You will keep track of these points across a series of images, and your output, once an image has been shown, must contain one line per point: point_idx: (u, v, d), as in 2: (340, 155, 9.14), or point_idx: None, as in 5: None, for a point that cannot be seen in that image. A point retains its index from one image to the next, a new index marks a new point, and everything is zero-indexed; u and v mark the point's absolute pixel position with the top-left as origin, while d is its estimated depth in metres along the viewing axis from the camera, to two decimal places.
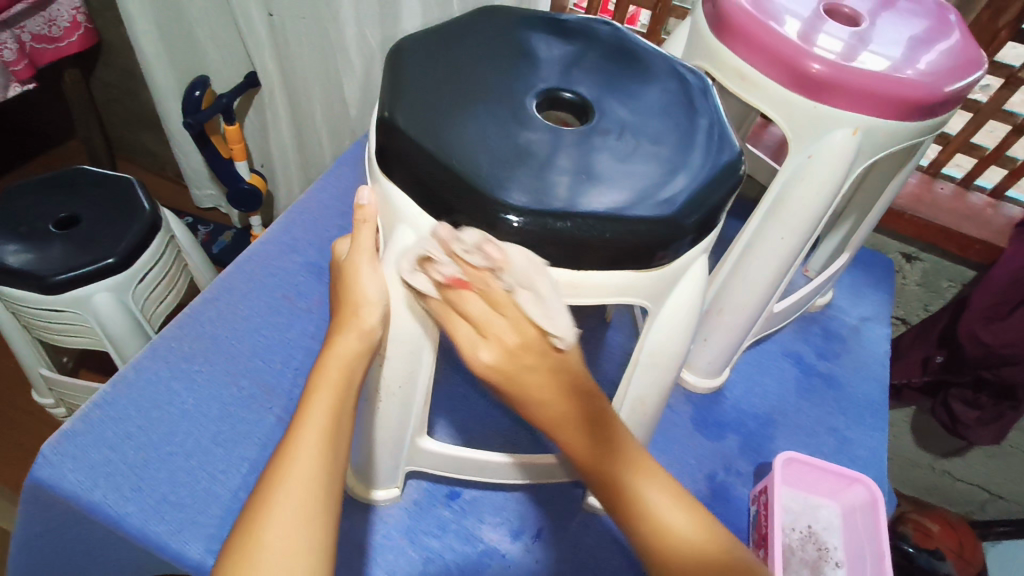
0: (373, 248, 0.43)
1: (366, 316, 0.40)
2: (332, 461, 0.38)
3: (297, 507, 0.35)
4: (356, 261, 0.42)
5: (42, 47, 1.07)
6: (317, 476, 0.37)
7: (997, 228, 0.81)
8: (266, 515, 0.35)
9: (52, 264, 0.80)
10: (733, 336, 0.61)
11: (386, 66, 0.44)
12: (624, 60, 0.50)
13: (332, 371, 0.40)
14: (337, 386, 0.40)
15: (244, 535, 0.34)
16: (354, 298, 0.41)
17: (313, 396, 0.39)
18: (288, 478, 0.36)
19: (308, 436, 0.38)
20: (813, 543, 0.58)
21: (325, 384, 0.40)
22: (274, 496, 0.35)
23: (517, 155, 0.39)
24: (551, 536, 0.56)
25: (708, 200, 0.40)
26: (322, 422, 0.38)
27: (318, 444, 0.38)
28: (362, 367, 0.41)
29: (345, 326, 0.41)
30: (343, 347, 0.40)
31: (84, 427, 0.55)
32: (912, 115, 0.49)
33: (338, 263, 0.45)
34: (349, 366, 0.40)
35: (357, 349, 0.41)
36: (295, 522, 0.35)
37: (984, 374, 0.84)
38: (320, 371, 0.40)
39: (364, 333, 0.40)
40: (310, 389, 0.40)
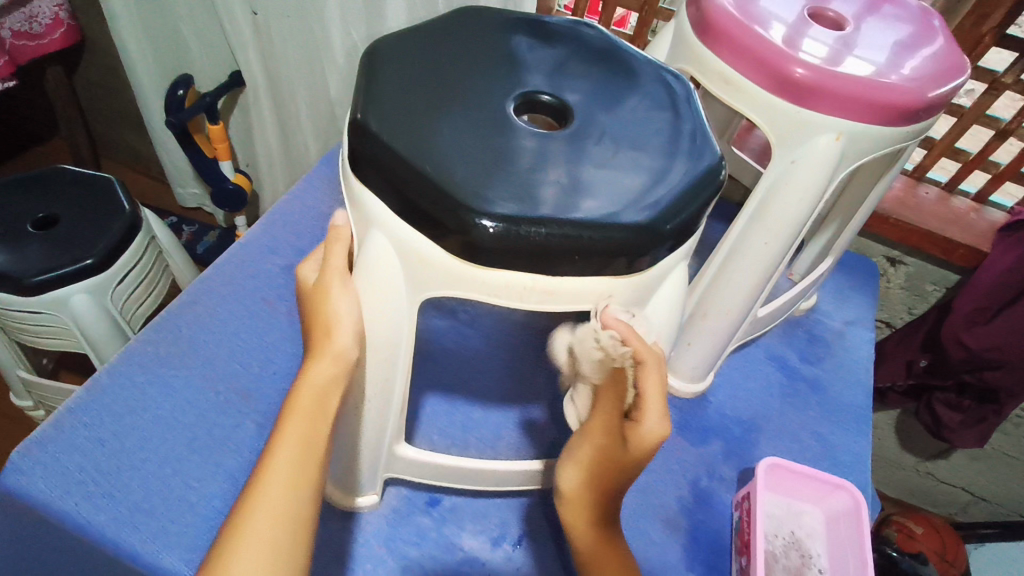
0: (344, 266, 0.42)
1: (337, 337, 0.39)
2: (301, 490, 0.37)
3: (265, 544, 0.34)
4: (327, 281, 0.41)
5: (23, 44, 1.05)
6: (286, 511, 0.36)
7: (981, 232, 0.81)
8: (235, 552, 0.34)
9: (28, 265, 0.78)
10: (717, 340, 0.61)
11: (363, 68, 0.43)
12: (607, 63, 0.49)
13: (304, 400, 0.39)
14: (310, 414, 0.39)
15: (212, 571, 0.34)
16: (326, 320, 0.40)
17: (284, 427, 0.38)
18: (256, 512, 0.35)
19: (279, 464, 0.37)
20: (797, 549, 0.57)
21: (296, 416, 0.39)
22: (242, 532, 0.35)
23: (495, 159, 0.38)
24: (532, 543, 0.55)
25: (689, 206, 0.40)
26: (293, 454, 0.38)
27: (286, 476, 0.37)
28: (337, 390, 0.40)
29: (319, 349, 0.39)
30: (314, 371, 0.39)
31: (54, 433, 0.53)
32: (895, 120, 0.49)
33: (308, 287, 0.44)
34: (319, 392, 0.39)
35: (332, 373, 0.39)
36: (263, 555, 0.34)
37: (967, 378, 0.85)
38: (290, 403, 0.39)
39: (339, 355, 0.39)
40: (281, 418, 0.39)
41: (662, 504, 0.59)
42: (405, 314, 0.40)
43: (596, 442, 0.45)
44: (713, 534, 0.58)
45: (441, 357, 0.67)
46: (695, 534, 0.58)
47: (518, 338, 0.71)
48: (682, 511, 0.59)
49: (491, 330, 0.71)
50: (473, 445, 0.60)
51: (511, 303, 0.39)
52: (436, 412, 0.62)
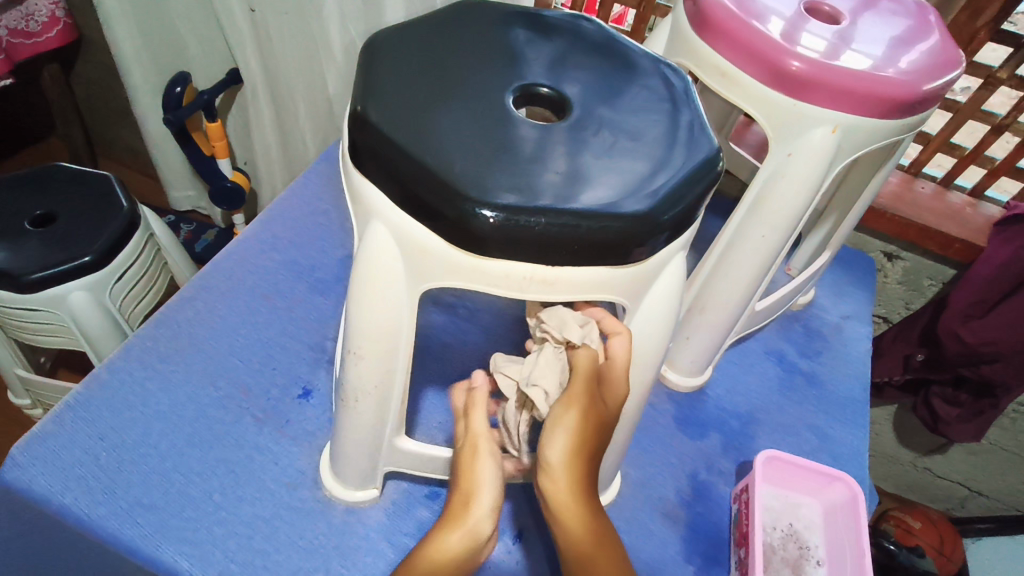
0: (488, 433, 0.45)
1: (474, 511, 0.41)
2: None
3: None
4: (477, 445, 0.44)
5: (20, 42, 1.05)
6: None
7: (977, 227, 0.82)
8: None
9: (27, 262, 0.78)
10: (715, 333, 0.61)
11: (362, 60, 0.43)
12: (605, 56, 0.50)
13: (427, 570, 0.39)
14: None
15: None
16: (466, 493, 0.42)
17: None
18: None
19: None
20: (795, 541, 0.58)
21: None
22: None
23: (494, 150, 0.39)
24: (533, 536, 0.55)
25: (687, 197, 0.40)
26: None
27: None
28: (460, 570, 0.40)
29: (455, 517, 0.41)
30: (448, 540, 0.40)
31: (54, 429, 0.53)
32: (891, 113, 0.49)
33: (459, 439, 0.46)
34: (443, 567, 0.39)
35: (461, 548, 0.40)
36: None
37: (964, 372, 0.85)
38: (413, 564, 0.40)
39: (470, 533, 0.40)
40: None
41: (661, 498, 0.59)
42: (404, 304, 0.40)
43: (581, 407, 0.41)
44: (711, 526, 0.58)
45: (440, 352, 0.67)
46: (693, 527, 0.58)
47: (517, 333, 0.71)
48: (680, 504, 0.59)
49: (491, 326, 0.71)
50: None
51: (509, 293, 0.39)
52: (436, 406, 0.63)
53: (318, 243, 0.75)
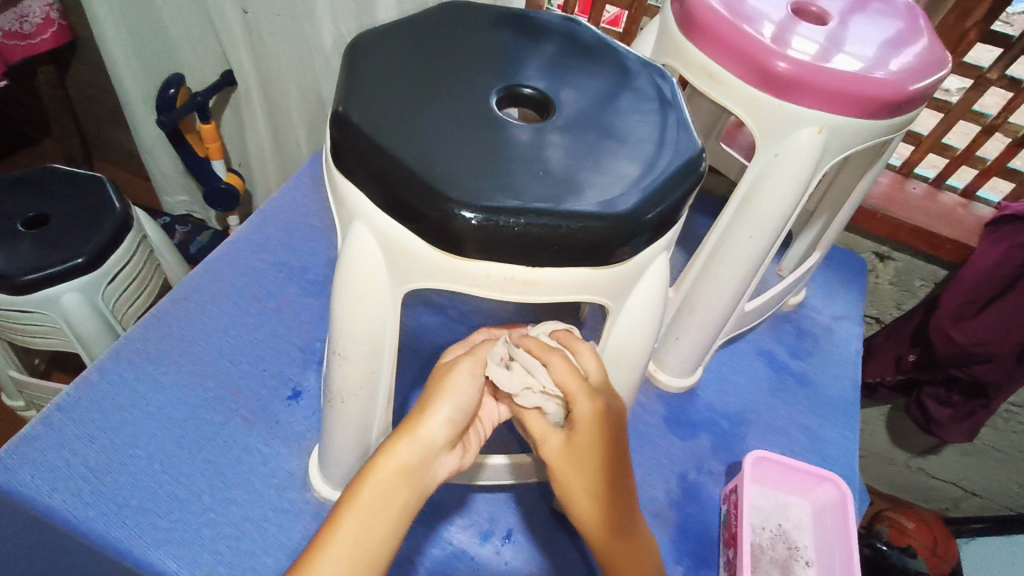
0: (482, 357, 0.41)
1: (428, 425, 0.38)
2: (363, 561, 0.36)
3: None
4: (456, 363, 0.40)
5: (13, 44, 1.05)
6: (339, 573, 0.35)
7: (968, 227, 0.82)
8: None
9: (19, 264, 0.78)
10: (704, 334, 0.61)
11: (346, 62, 0.43)
12: (592, 57, 0.50)
13: (382, 472, 0.37)
14: (388, 485, 0.37)
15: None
16: (426, 405, 0.39)
17: (360, 488, 0.37)
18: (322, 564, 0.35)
19: (348, 522, 0.36)
20: (784, 541, 0.58)
21: (369, 483, 0.37)
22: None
23: (477, 150, 0.39)
24: (521, 537, 0.55)
25: (670, 197, 0.40)
26: (360, 519, 0.36)
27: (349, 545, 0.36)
28: (415, 476, 0.37)
29: (406, 429, 0.38)
30: (400, 449, 0.37)
31: (43, 431, 0.53)
32: (876, 114, 0.49)
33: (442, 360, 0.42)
34: (399, 471, 0.37)
35: (412, 459, 0.37)
36: None
37: (956, 372, 0.85)
38: (368, 469, 0.37)
39: (427, 441, 0.38)
40: (359, 477, 0.37)
41: (651, 499, 0.59)
42: (389, 305, 0.40)
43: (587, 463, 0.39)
44: (700, 527, 0.58)
45: (431, 353, 0.67)
46: (683, 527, 0.58)
47: None
48: (670, 505, 0.59)
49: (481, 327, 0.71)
50: None
51: (493, 294, 0.39)
52: None
53: (308, 244, 0.75)
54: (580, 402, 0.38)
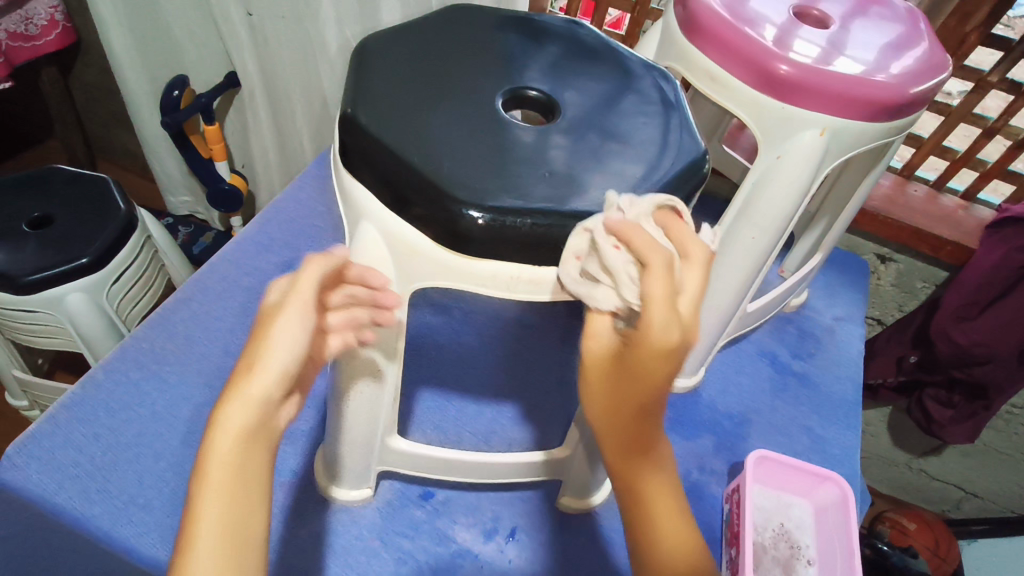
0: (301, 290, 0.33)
1: (258, 381, 0.30)
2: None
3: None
4: (272, 308, 0.32)
5: (18, 45, 1.06)
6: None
7: (969, 229, 0.82)
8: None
9: (24, 264, 0.79)
10: (706, 334, 0.62)
11: (353, 63, 0.44)
12: (596, 60, 0.50)
13: (215, 469, 0.29)
14: (226, 474, 0.29)
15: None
16: (246, 362, 0.31)
17: (198, 502, 0.28)
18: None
19: (206, 528, 0.28)
20: (786, 541, 0.58)
21: (207, 486, 0.29)
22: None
23: (484, 152, 0.39)
24: (525, 536, 0.55)
25: (674, 198, 0.40)
26: (215, 532, 0.28)
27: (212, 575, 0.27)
28: (258, 444, 0.30)
29: (230, 397, 0.30)
30: (231, 418, 0.30)
31: (50, 429, 0.54)
32: (878, 116, 0.50)
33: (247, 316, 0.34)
34: (234, 455, 0.29)
35: (252, 423, 0.30)
36: None
37: (957, 374, 0.86)
38: (199, 470, 0.29)
39: (259, 400, 0.30)
40: (192, 484, 0.29)
41: None
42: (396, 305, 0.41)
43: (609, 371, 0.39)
44: (702, 526, 0.59)
45: (435, 353, 0.68)
46: None
47: (511, 334, 0.71)
48: None
49: (485, 327, 0.71)
50: (467, 439, 0.61)
51: (498, 294, 0.40)
52: (429, 407, 0.63)
53: (313, 245, 0.75)
54: (661, 329, 0.33)
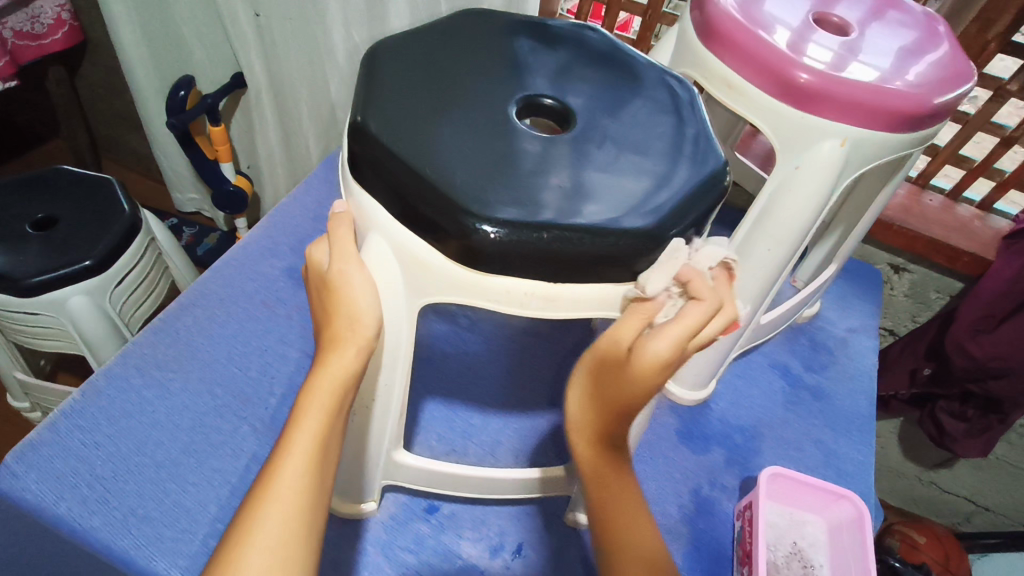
0: (354, 248, 0.40)
1: (361, 327, 0.38)
2: (318, 481, 0.36)
3: (276, 542, 0.33)
4: (345, 266, 0.39)
5: (25, 44, 1.05)
6: (303, 493, 0.35)
7: (985, 240, 0.81)
8: (249, 534, 0.33)
9: (27, 266, 0.78)
10: (719, 347, 0.60)
11: (364, 69, 0.43)
12: (612, 67, 0.49)
13: (321, 391, 0.37)
14: (331, 395, 0.37)
15: (225, 557, 0.32)
16: (347, 310, 0.38)
17: (301, 414, 0.37)
18: (274, 494, 0.34)
19: (298, 448, 0.36)
20: (799, 560, 0.56)
21: (313, 405, 0.37)
22: (254, 519, 0.33)
23: (497, 163, 0.38)
24: (532, 552, 0.54)
25: (692, 212, 0.39)
26: (311, 443, 0.36)
27: (306, 468, 0.35)
28: (354, 384, 0.38)
29: (338, 340, 0.38)
30: (338, 361, 0.37)
31: (50, 437, 0.53)
32: (900, 126, 0.48)
33: (319, 272, 0.41)
34: (337, 387, 0.37)
35: (353, 364, 0.38)
36: (275, 555, 0.32)
37: (971, 387, 0.84)
38: (307, 389, 0.37)
39: (359, 347, 0.38)
40: (300, 402, 0.37)
41: (664, 513, 0.58)
42: (403, 320, 0.40)
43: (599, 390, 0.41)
44: (714, 543, 0.57)
45: (440, 363, 0.67)
46: (696, 543, 0.57)
47: (518, 342, 0.70)
48: (683, 520, 0.58)
49: (492, 336, 0.70)
50: (473, 451, 0.60)
51: (497, 306, 0.38)
52: (435, 417, 0.62)
53: None
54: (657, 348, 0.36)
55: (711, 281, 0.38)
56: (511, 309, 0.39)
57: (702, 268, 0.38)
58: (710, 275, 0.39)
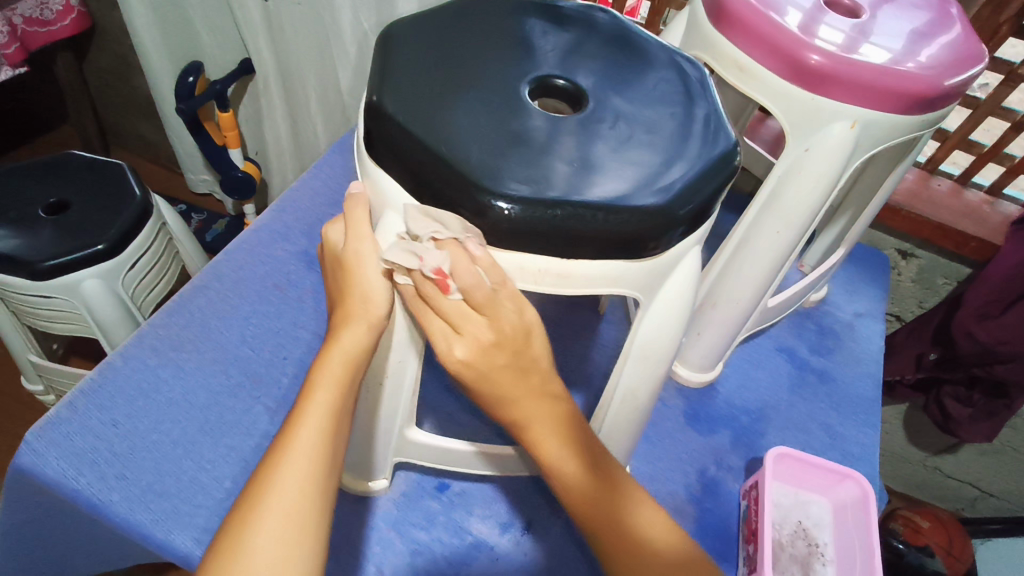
0: (368, 227, 0.40)
1: (374, 304, 0.39)
2: (332, 453, 0.37)
3: (291, 510, 0.34)
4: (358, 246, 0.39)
5: (34, 30, 1.05)
6: (318, 462, 0.36)
7: (994, 225, 0.81)
8: (265, 500, 0.34)
9: (41, 250, 0.79)
10: (727, 329, 0.61)
11: (377, 50, 0.43)
12: (622, 48, 0.49)
13: (336, 365, 0.38)
14: (344, 368, 0.38)
15: (241, 522, 0.33)
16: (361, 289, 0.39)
17: (315, 387, 0.38)
18: (288, 464, 0.35)
19: (312, 421, 0.36)
20: (803, 539, 0.57)
21: (326, 378, 0.38)
22: (268, 486, 0.34)
23: (510, 142, 0.38)
24: (541, 529, 0.55)
25: (703, 190, 0.39)
26: (325, 416, 0.37)
27: (320, 440, 0.36)
28: (367, 359, 0.39)
29: (352, 317, 0.39)
30: (350, 337, 0.38)
31: (69, 414, 0.53)
32: (911, 108, 0.48)
33: (334, 251, 0.41)
34: (351, 361, 0.38)
35: (365, 340, 0.38)
36: (291, 521, 0.33)
37: (977, 372, 0.84)
38: (320, 364, 0.38)
39: (373, 325, 0.39)
40: (312, 376, 0.38)
41: (670, 493, 0.59)
42: None
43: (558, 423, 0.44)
44: (719, 522, 0.58)
45: None
46: (701, 521, 0.58)
47: None
48: (689, 500, 0.59)
49: None
50: (482, 431, 0.61)
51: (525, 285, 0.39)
52: (445, 398, 0.63)
53: None
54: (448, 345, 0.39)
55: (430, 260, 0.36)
56: (525, 286, 0.39)
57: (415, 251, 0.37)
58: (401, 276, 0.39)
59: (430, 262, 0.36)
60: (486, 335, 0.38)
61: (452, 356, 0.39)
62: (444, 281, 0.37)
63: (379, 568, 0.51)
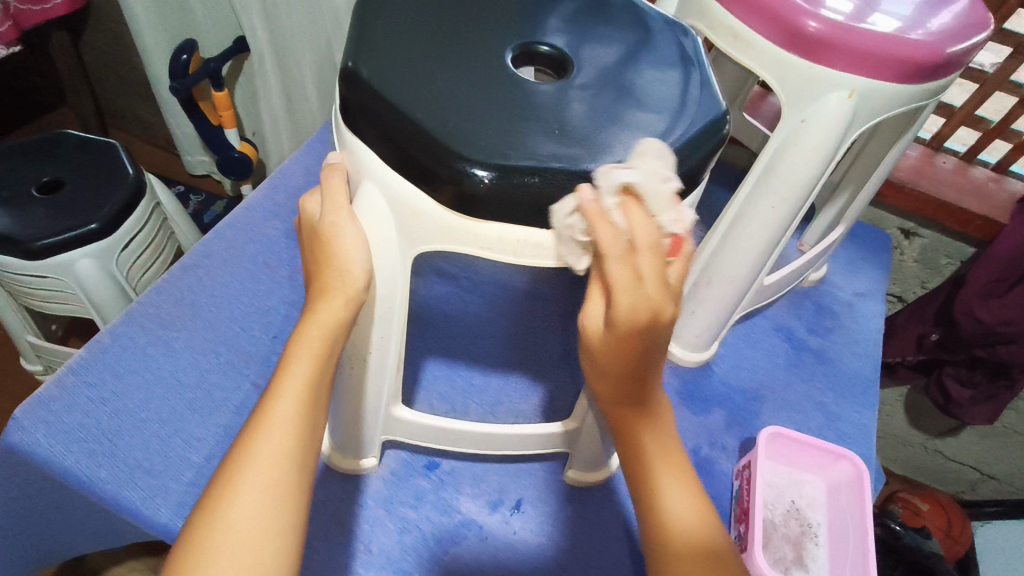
0: (346, 199, 0.39)
1: (350, 277, 0.38)
2: (310, 426, 0.36)
3: (267, 482, 0.33)
4: (334, 217, 0.38)
5: (28, 9, 1.03)
6: (294, 434, 0.35)
7: (999, 203, 0.79)
8: (241, 472, 0.33)
9: (33, 229, 0.78)
10: (721, 307, 0.60)
11: (356, 14, 0.42)
12: (613, 14, 0.48)
13: (312, 338, 0.37)
14: (320, 341, 0.37)
15: (217, 494, 0.33)
16: (337, 262, 0.38)
17: (291, 360, 0.37)
18: (266, 436, 0.34)
19: (287, 394, 0.36)
20: (796, 519, 0.57)
21: (304, 350, 0.37)
22: (244, 460, 0.33)
23: (492, 109, 0.37)
24: (530, 509, 0.55)
25: (692, 160, 0.38)
26: (300, 389, 0.36)
27: (297, 412, 0.36)
28: (345, 332, 0.38)
29: (328, 290, 0.38)
30: (326, 311, 0.38)
31: (56, 392, 0.53)
32: (912, 77, 0.47)
33: (311, 223, 0.41)
34: (327, 334, 0.37)
35: (342, 314, 0.38)
36: (267, 494, 0.33)
37: (979, 353, 0.83)
38: (297, 337, 0.37)
39: (349, 298, 0.38)
40: (288, 350, 0.37)
41: None
42: (398, 269, 0.39)
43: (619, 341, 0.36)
44: (712, 502, 0.57)
45: (441, 323, 0.67)
46: None
47: (520, 305, 0.70)
48: None
49: (493, 297, 0.70)
50: (473, 410, 0.60)
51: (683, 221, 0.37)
52: (437, 376, 0.62)
53: None
54: (625, 311, 0.33)
55: (619, 219, 0.33)
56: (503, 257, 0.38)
57: (652, 188, 0.34)
58: (614, 209, 0.34)
59: (668, 221, 0.34)
60: (660, 301, 0.34)
61: (614, 311, 0.34)
62: (676, 243, 0.36)
63: (368, 546, 0.50)
